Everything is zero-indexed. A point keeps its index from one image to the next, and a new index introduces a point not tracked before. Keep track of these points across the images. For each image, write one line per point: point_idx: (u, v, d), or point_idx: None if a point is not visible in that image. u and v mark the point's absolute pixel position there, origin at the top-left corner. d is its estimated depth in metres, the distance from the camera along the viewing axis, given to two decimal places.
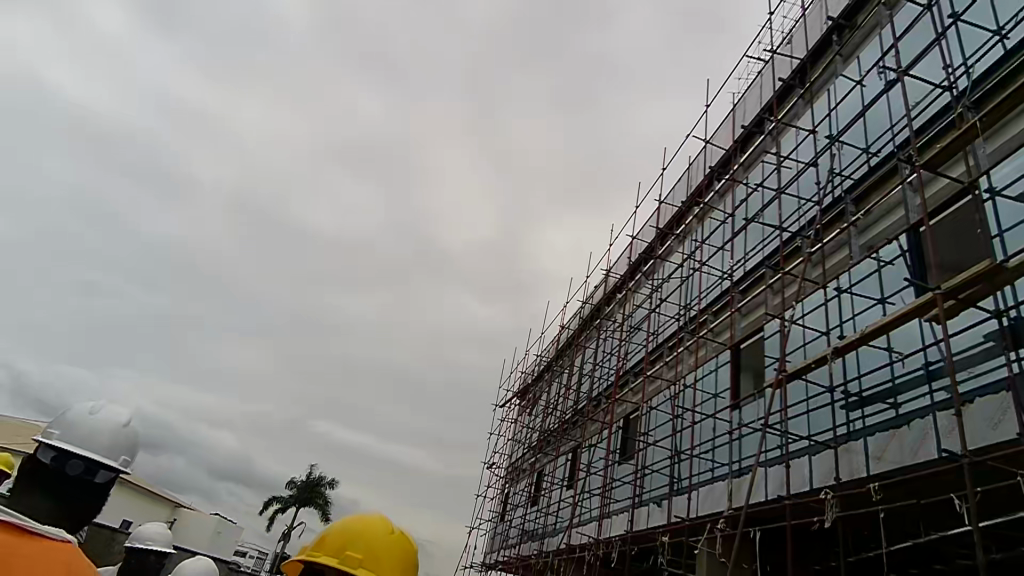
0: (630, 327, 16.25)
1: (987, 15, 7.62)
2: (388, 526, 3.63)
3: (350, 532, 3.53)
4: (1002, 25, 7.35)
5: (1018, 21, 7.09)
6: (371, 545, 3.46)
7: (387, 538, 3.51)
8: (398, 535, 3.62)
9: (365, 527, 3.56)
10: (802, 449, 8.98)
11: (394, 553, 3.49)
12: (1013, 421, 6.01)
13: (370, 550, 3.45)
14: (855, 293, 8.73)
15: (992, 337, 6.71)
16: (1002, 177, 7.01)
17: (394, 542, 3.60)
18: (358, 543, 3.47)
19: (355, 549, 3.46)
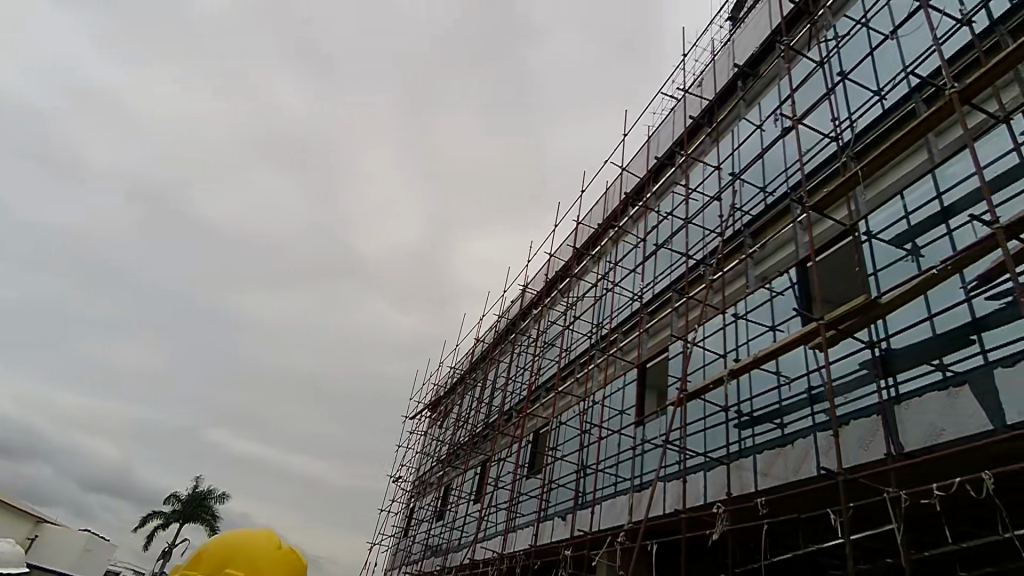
0: (544, 343, 16.53)
1: (870, 75, 8.48)
2: (274, 542, 3.42)
3: (230, 548, 3.29)
4: (882, 86, 8.20)
5: (895, 84, 7.94)
6: (256, 563, 3.23)
7: (272, 558, 3.28)
8: (285, 552, 3.41)
9: (247, 543, 3.33)
10: (699, 465, 9.48)
11: (279, 571, 3.26)
12: (881, 442, 6.66)
13: (252, 567, 3.21)
14: (750, 320, 9.39)
15: (865, 365, 7.39)
16: (878, 223, 7.79)
17: (281, 558, 3.39)
18: (240, 559, 3.25)
19: (235, 565, 3.22)
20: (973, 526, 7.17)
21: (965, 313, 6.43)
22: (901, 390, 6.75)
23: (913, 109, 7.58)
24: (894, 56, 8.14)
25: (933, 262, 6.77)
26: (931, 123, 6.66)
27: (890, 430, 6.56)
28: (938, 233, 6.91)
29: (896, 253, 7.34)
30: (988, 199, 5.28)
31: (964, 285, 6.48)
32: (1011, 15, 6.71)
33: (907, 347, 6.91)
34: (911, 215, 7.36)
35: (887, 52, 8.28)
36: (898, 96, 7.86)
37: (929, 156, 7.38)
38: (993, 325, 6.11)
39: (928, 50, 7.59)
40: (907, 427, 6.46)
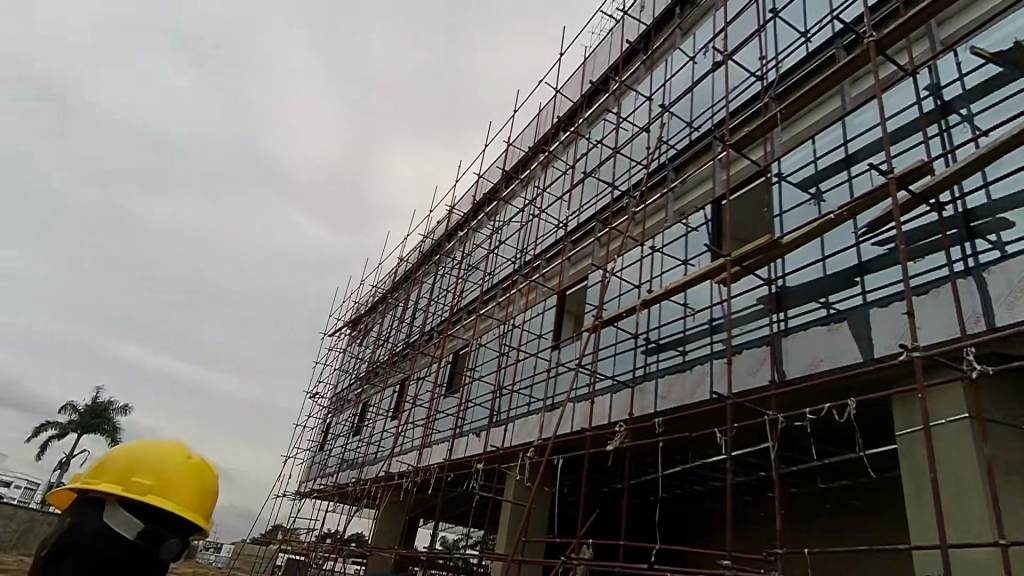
0: (468, 266, 16.53)
1: (799, 15, 8.55)
2: (182, 455, 2.40)
3: (133, 456, 2.22)
4: (808, 28, 8.31)
5: (821, 27, 8.06)
6: (169, 471, 2.19)
7: (187, 467, 2.26)
8: (195, 464, 2.41)
9: (153, 450, 2.30)
10: (607, 387, 10.05)
11: (197, 492, 2.26)
12: (768, 370, 7.26)
13: (166, 479, 2.18)
14: (665, 253, 9.77)
15: (761, 301, 7.90)
16: (789, 166, 8.13)
17: (191, 474, 2.37)
18: (145, 468, 2.18)
19: (144, 476, 2.17)
20: (836, 445, 8.08)
21: (853, 256, 6.92)
22: (790, 324, 7.31)
23: (834, 55, 7.76)
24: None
25: (832, 207, 7.18)
26: (847, 71, 6.86)
27: (776, 360, 7.15)
28: (840, 179, 7.30)
29: (801, 197, 7.73)
30: (886, 150, 5.60)
31: (856, 231, 6.95)
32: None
33: (799, 285, 7.44)
34: (818, 160, 7.71)
35: None
36: (822, 39, 7.99)
37: (842, 103, 7.68)
38: (876, 269, 6.62)
39: None
40: (790, 357, 7.06)
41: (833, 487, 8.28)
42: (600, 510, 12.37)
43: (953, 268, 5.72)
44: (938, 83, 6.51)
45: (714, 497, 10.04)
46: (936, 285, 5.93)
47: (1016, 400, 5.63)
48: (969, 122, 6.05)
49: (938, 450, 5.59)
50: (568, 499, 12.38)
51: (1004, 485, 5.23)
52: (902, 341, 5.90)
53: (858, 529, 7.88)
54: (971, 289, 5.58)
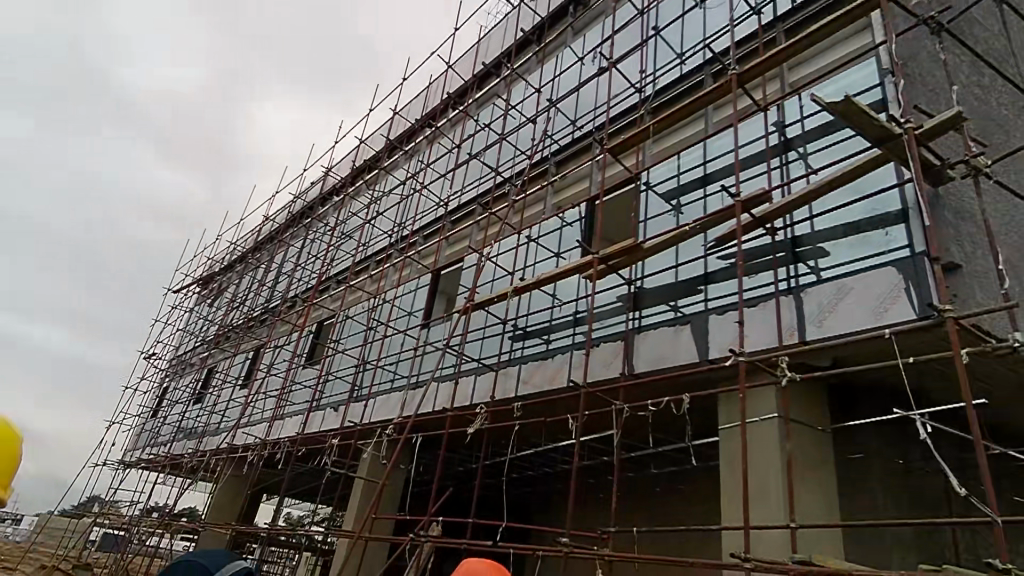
0: (341, 234, 15.86)
1: (677, 36, 9.16)
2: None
3: None
4: (684, 50, 8.93)
5: (694, 51, 8.70)
6: None
7: None
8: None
9: None
10: (471, 369, 10.22)
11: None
12: (620, 362, 7.84)
13: None
14: (540, 244, 10.10)
15: (620, 299, 8.46)
16: (656, 176, 8.73)
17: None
18: None
19: None
20: (670, 434, 8.91)
21: (700, 267, 7.60)
22: (642, 323, 7.92)
23: (702, 80, 8.42)
24: (698, 24, 8.86)
25: (688, 220, 7.84)
26: (712, 98, 7.48)
27: (628, 354, 7.72)
28: (697, 196, 7.97)
29: (663, 207, 8.35)
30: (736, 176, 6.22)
31: (705, 244, 7.63)
32: (787, 17, 7.67)
33: (654, 288, 8.05)
34: (681, 175, 8.35)
35: (694, 19, 8.97)
36: (695, 63, 8.64)
37: (705, 127, 8.39)
38: (718, 279, 7.32)
39: (725, 28, 8.39)
40: (640, 353, 7.65)
41: (664, 472, 9.12)
42: (452, 489, 12.58)
43: (779, 285, 6.53)
44: (783, 122, 7.33)
45: (561, 479, 10.64)
46: (764, 299, 6.72)
47: (814, 404, 6.56)
48: (804, 161, 6.90)
49: (749, 444, 6.37)
50: (422, 478, 12.45)
51: (797, 475, 6.09)
52: (732, 345, 6.60)
53: (680, 511, 8.77)
54: (791, 305, 6.42)
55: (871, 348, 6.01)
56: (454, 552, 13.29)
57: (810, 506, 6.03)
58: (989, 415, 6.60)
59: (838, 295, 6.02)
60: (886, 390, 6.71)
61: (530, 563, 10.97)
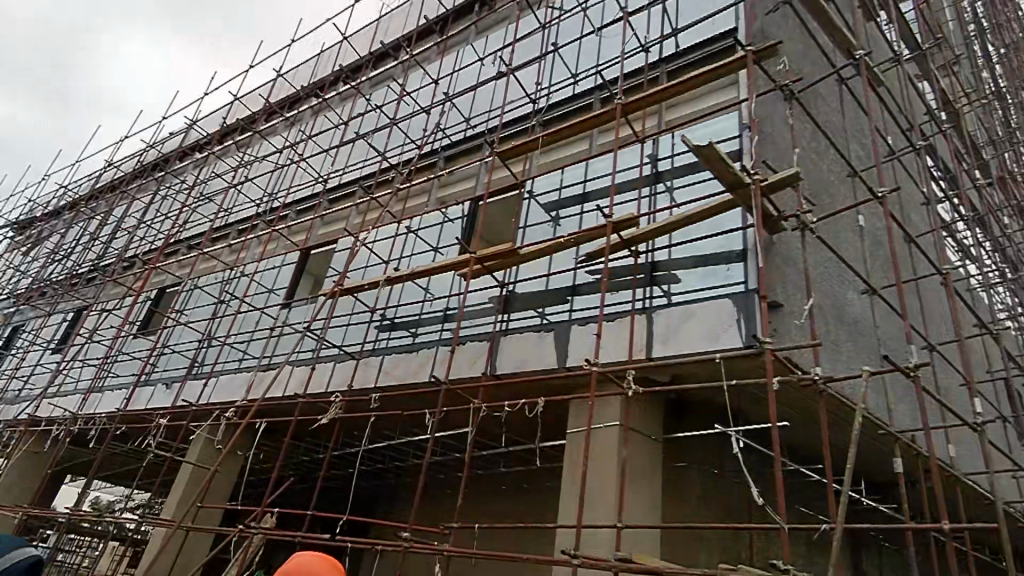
0: (200, 195, 14.49)
1: (573, 56, 9.58)
2: None
3: None
4: (578, 71, 9.36)
5: (588, 74, 9.16)
6: None
7: None
8: None
9: None
10: (331, 356, 9.85)
11: None
12: (483, 362, 8.10)
13: None
14: (418, 237, 10.05)
15: (491, 300, 8.64)
16: (539, 187, 9.03)
17: None
18: None
19: None
20: (521, 435, 9.23)
21: (569, 278, 7.97)
22: (510, 326, 8.18)
23: (591, 103, 8.88)
24: (594, 49, 9.33)
25: (563, 233, 8.23)
26: (597, 122, 7.92)
27: (492, 355, 8.03)
28: (574, 211, 8.38)
29: (542, 217, 8.70)
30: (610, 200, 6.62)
31: (576, 257, 8.00)
32: (671, 59, 8.32)
33: (524, 293, 8.31)
34: (562, 189, 8.73)
35: (590, 43, 9.44)
36: (586, 85, 9.09)
37: (589, 147, 8.86)
38: (584, 292, 7.73)
39: (617, 58, 8.93)
40: (504, 355, 7.91)
41: (512, 471, 9.42)
42: (293, 478, 11.97)
43: (635, 304, 7.09)
44: (657, 155, 7.96)
45: (410, 473, 10.57)
46: (621, 316, 7.26)
47: (652, 416, 7.17)
48: (670, 194, 7.55)
49: (592, 449, 6.82)
50: (261, 465, 11.70)
51: (630, 482, 6.63)
52: (588, 356, 7.09)
53: (522, 509, 9.12)
54: (644, 324, 7.00)
55: (704, 369, 6.72)
56: (287, 545, 12.64)
57: (637, 511, 6.60)
58: (789, 436, 7.64)
59: (683, 320, 6.71)
60: (713, 407, 7.52)
61: (368, 558, 10.76)
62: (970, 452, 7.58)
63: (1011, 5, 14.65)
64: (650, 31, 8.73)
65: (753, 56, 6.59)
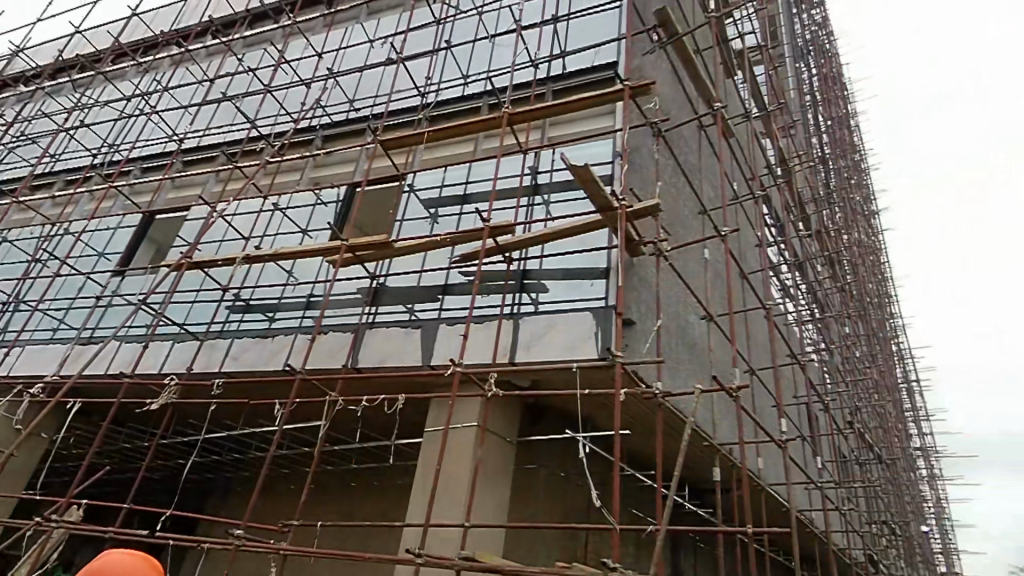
0: (19, 134, 12.42)
1: (465, 57, 9.65)
2: None
3: None
4: (468, 72, 9.45)
5: (478, 77, 9.28)
6: None
7: None
8: None
9: None
10: (170, 334, 8.94)
11: None
12: (344, 354, 7.87)
13: None
14: (286, 216, 9.48)
15: (359, 291, 8.39)
16: (419, 181, 8.94)
17: None
18: None
19: None
20: (376, 431, 9.04)
21: (442, 277, 7.96)
22: (376, 319, 8.00)
23: (479, 107, 9.00)
24: (485, 54, 9.48)
25: (440, 232, 8.25)
26: (483, 127, 8.05)
27: (355, 347, 7.83)
28: (453, 211, 8.43)
29: (420, 213, 8.64)
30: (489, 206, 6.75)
31: (451, 257, 8.01)
32: (558, 78, 8.70)
33: (394, 288, 8.16)
34: (443, 187, 8.72)
35: (482, 47, 9.57)
36: (475, 88, 9.21)
37: (473, 150, 8.97)
38: (455, 293, 7.76)
39: (507, 68, 9.16)
40: (368, 348, 7.77)
41: (362, 468, 9.17)
42: (108, 468, 10.63)
43: (504, 309, 7.30)
44: (537, 168, 8.27)
45: (250, 466, 9.88)
46: (489, 319, 7.43)
47: (509, 419, 7.41)
48: (546, 207, 7.89)
49: (447, 447, 6.89)
50: (67, 452, 10.24)
51: (481, 483, 6.79)
52: (452, 356, 7.16)
53: (370, 506, 8.92)
54: (510, 329, 7.23)
55: (561, 377, 7.09)
56: (92, 543, 11.17)
57: (485, 510, 6.78)
58: (630, 444, 8.30)
59: (546, 328, 7.05)
60: (566, 413, 7.95)
61: (191, 558, 9.85)
62: (773, 464, 8.77)
63: (838, 85, 17.25)
64: (540, 47, 9.05)
65: (631, 90, 7.12)
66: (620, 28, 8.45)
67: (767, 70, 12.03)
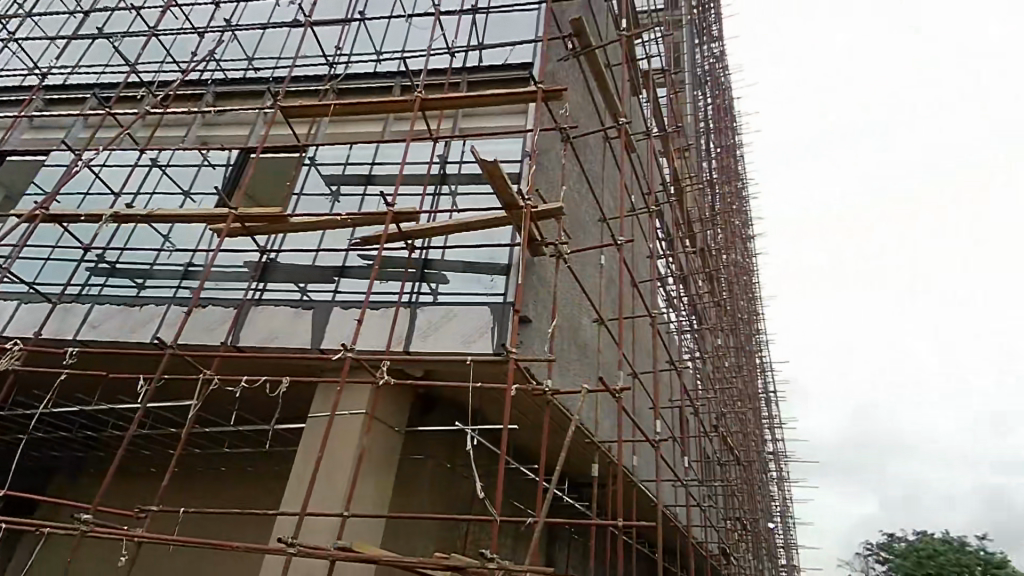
0: None
1: (378, 32, 9.33)
2: None
3: None
4: (381, 49, 9.16)
5: (390, 56, 9.03)
6: None
7: None
8: None
9: None
10: (19, 293, 8.01)
11: None
12: (224, 331, 7.35)
13: None
14: (167, 175, 8.67)
15: (247, 265, 7.86)
16: (321, 155, 8.55)
17: None
18: None
19: None
20: (254, 415, 8.54)
21: (339, 259, 7.66)
22: (264, 296, 7.54)
23: (390, 87, 8.77)
24: (400, 33, 9.23)
25: (340, 211, 7.95)
26: (393, 108, 7.84)
27: (237, 324, 7.34)
28: (356, 191, 8.14)
29: (321, 190, 8.26)
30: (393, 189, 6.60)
31: (351, 238, 7.72)
32: (473, 70, 8.68)
33: (286, 265, 7.73)
34: (347, 165, 8.40)
35: (398, 26, 9.32)
36: (387, 67, 8.96)
37: (381, 131, 8.72)
38: (352, 276, 7.51)
39: (422, 51, 9.00)
40: (251, 326, 7.32)
41: (235, 453, 8.64)
42: None
43: (402, 297, 7.17)
44: (447, 158, 8.22)
45: (103, 446, 8.95)
46: (386, 306, 7.27)
47: (399, 407, 7.31)
48: (453, 198, 7.86)
49: (332, 433, 6.66)
50: None
51: (364, 473, 6.64)
52: (344, 340, 6.92)
53: (241, 493, 8.42)
54: (407, 317, 7.12)
55: (455, 369, 7.10)
56: None
57: (366, 501, 6.64)
58: (516, 438, 8.50)
59: (444, 319, 7.03)
60: (457, 405, 7.97)
61: (24, 545, 8.79)
62: (646, 462, 9.37)
63: (729, 116, 18.71)
64: (458, 36, 8.97)
65: (543, 93, 7.26)
66: (537, 30, 8.57)
67: (669, 93, 12.77)
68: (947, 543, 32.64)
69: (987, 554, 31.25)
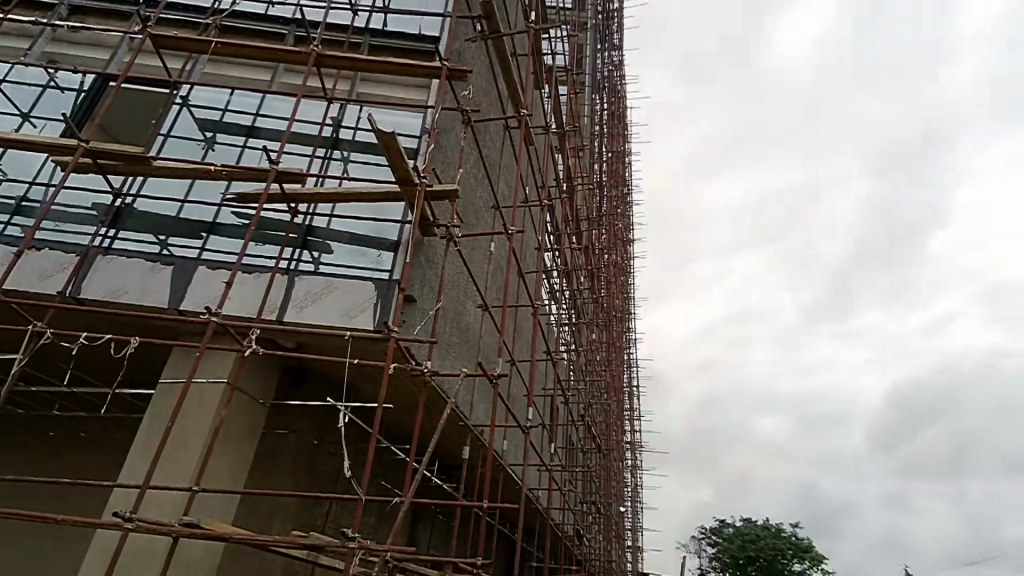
0: None
1: None
2: None
3: None
4: None
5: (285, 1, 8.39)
6: None
7: None
8: None
9: None
10: None
11: None
12: (62, 280, 6.48)
13: None
14: (0, 93, 7.41)
15: (96, 207, 6.96)
16: (197, 96, 7.78)
17: None
18: None
19: None
20: (93, 376, 7.69)
21: (209, 213, 7.03)
22: (115, 245, 6.73)
23: (283, 36, 8.17)
24: None
25: (213, 161, 7.30)
26: (285, 59, 7.31)
27: (79, 273, 6.50)
28: (233, 142, 7.51)
29: (193, 134, 7.54)
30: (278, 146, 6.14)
31: (225, 193, 7.11)
32: (375, 33, 8.33)
33: (145, 213, 6.96)
34: (225, 112, 7.71)
35: None
36: (281, 12, 8.32)
37: (269, 81, 8.10)
38: (222, 234, 6.92)
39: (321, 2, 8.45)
40: (97, 277, 6.51)
41: (67, 417, 7.71)
42: None
43: (279, 263, 6.77)
44: (340, 121, 7.83)
45: None
46: (260, 270, 6.80)
47: (264, 380, 6.89)
48: (343, 164, 7.53)
49: (184, 404, 6.14)
50: None
51: (219, 446, 6.21)
52: (209, 303, 6.39)
53: (72, 462, 7.56)
54: (282, 285, 6.73)
55: (331, 343, 6.83)
56: None
57: (220, 476, 6.21)
58: (388, 417, 8.40)
59: (324, 291, 6.73)
60: (328, 380, 7.71)
61: None
62: (515, 447, 9.68)
63: (622, 124, 19.66)
64: None
65: (447, 70, 7.13)
66: (445, 5, 8.40)
67: (569, 92, 13.11)
68: (767, 529, 37.11)
69: (799, 540, 36.13)
